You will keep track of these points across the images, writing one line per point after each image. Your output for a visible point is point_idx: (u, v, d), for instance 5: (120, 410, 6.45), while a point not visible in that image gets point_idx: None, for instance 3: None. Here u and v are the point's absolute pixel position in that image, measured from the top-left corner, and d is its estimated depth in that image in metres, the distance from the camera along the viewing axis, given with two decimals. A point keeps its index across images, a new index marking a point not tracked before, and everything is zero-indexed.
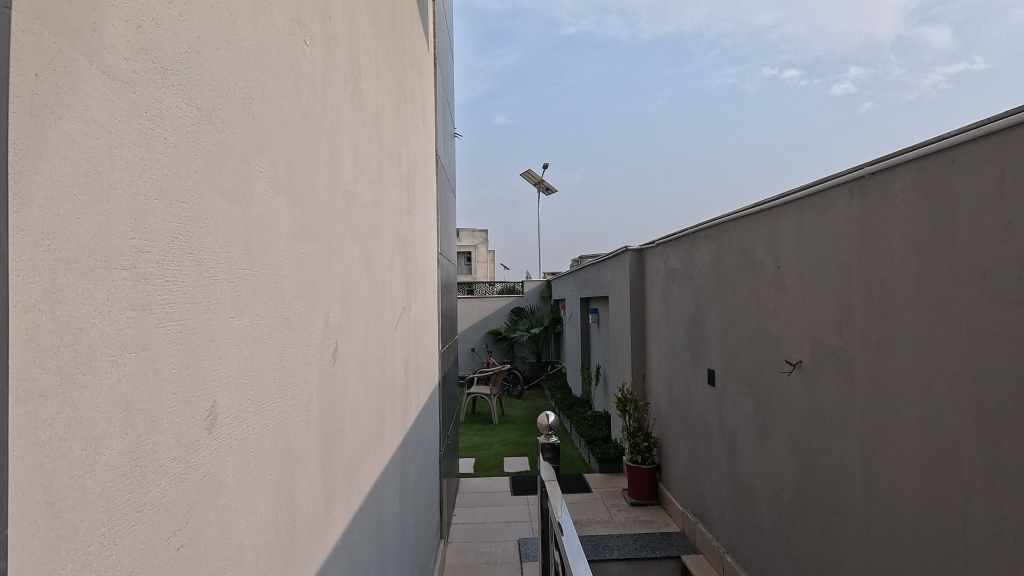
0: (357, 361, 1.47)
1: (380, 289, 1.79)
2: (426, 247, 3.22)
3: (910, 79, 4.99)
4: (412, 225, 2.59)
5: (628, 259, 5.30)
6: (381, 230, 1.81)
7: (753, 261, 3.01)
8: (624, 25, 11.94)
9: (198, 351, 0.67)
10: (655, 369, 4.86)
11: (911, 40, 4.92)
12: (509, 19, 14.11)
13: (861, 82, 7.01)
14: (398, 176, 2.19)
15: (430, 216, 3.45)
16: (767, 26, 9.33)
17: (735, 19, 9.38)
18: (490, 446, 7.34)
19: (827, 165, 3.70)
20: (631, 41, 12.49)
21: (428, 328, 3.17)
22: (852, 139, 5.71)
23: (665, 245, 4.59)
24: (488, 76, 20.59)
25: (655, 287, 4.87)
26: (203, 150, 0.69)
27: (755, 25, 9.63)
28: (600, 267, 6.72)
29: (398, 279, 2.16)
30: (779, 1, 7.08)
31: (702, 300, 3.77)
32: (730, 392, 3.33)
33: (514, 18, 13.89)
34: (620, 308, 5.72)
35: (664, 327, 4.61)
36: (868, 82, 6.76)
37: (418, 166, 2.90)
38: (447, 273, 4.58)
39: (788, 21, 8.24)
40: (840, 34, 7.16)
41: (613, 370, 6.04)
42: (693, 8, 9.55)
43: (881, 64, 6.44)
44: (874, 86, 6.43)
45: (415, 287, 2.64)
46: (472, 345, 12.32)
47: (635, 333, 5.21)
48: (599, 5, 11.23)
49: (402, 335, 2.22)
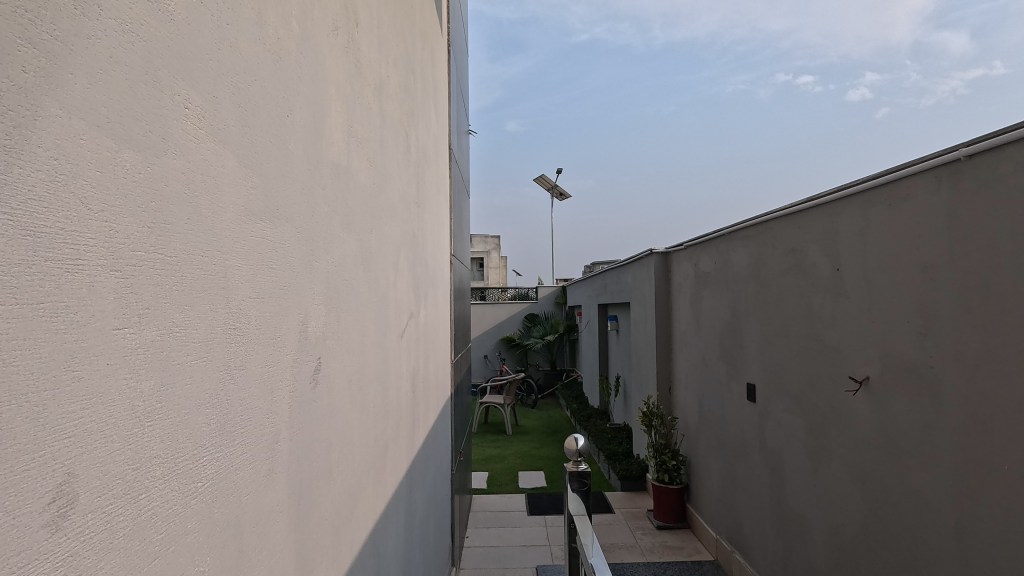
0: (350, 383, 1.18)
1: (382, 292, 1.50)
2: (439, 248, 2.96)
3: (929, 84, 4.82)
4: (422, 220, 2.31)
5: (653, 263, 5.00)
6: (384, 221, 1.52)
7: (802, 264, 2.69)
8: (637, 32, 11.80)
9: (20, 398, 0.37)
10: (683, 381, 4.53)
11: (931, 43, 4.70)
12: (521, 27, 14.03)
13: (879, 88, 6.78)
14: (406, 162, 1.91)
15: (443, 214, 3.17)
16: (780, 33, 9.17)
17: (747, 25, 9.22)
18: (504, 459, 7.01)
19: (862, 165, 3.44)
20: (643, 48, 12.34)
21: (440, 336, 2.90)
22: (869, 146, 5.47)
23: (695, 247, 4.27)
24: (500, 84, 20.53)
25: (682, 293, 4.55)
26: (47, 37, 0.40)
27: (769, 33, 9.42)
28: (621, 271, 6.41)
29: (405, 280, 1.87)
30: (791, 7, 6.95)
31: (739, 306, 3.44)
32: (774, 409, 2.99)
33: (525, 26, 13.81)
34: (642, 315, 5.40)
35: (694, 336, 4.29)
36: (886, 87, 6.52)
37: (431, 159, 2.63)
38: (460, 277, 4.29)
39: (801, 28, 8.08)
40: (855, 41, 7.00)
41: (635, 382, 5.71)
42: (706, 15, 9.41)
43: (896, 70, 6.26)
44: (892, 91, 6.20)
45: (425, 291, 2.35)
46: (484, 352, 12.05)
47: (660, 342, 4.88)
48: (611, 12, 11.10)
49: (409, 345, 1.92)
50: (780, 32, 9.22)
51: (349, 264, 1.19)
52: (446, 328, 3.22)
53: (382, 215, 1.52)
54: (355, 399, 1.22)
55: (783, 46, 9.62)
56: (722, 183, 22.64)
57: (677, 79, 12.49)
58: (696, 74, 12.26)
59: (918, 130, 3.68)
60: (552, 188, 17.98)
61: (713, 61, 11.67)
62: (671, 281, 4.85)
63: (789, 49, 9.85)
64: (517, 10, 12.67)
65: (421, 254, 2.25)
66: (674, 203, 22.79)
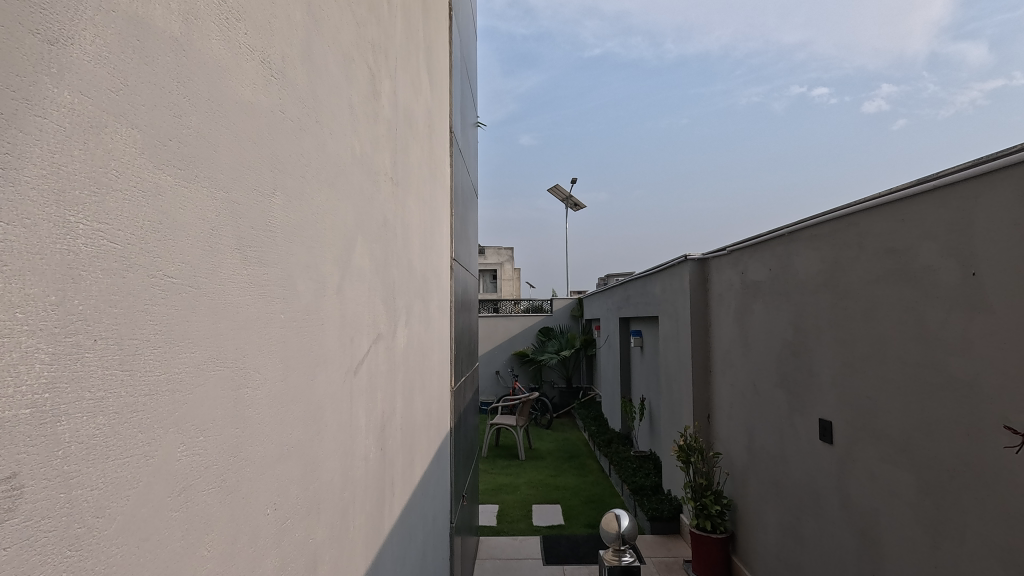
0: (200, 487, 0.58)
1: (312, 303, 0.91)
2: (435, 250, 2.39)
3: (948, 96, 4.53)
4: (406, 208, 1.74)
5: (687, 271, 4.37)
6: (316, 183, 0.93)
7: (909, 269, 2.04)
8: (649, 45, 11.50)
9: None
10: (725, 410, 3.88)
11: (950, 54, 4.37)
12: (534, 41, 13.78)
13: (895, 99, 6.43)
14: (375, 117, 1.34)
15: (441, 209, 2.60)
16: (794, 44, 8.87)
17: (762, 36, 8.89)
18: (517, 489, 6.34)
19: (918, 165, 2.95)
20: (656, 61, 12.01)
21: (434, 354, 2.33)
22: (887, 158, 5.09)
23: (740, 252, 3.64)
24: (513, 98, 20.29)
25: (724, 306, 3.90)
26: None
27: (782, 45, 9.14)
28: (646, 282, 5.78)
29: (369, 282, 1.27)
30: (808, 16, 6.65)
31: (806, 322, 2.79)
32: (864, 455, 2.32)
33: (538, 40, 13.58)
34: (673, 331, 4.75)
35: (739, 356, 3.64)
36: (901, 101, 6.17)
37: (423, 137, 2.09)
38: (465, 286, 3.69)
39: (816, 39, 7.77)
40: (871, 52, 6.71)
41: (665, 406, 5.04)
42: (722, 26, 9.09)
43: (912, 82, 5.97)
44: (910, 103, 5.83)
45: (409, 303, 1.77)
46: (496, 367, 11.42)
47: (697, 362, 4.23)
48: (625, 24, 10.81)
49: (374, 381, 1.32)
50: (794, 43, 8.94)
51: (203, 249, 0.59)
52: (443, 347, 2.63)
53: (313, 173, 0.92)
54: (223, 510, 0.62)
55: (797, 58, 9.29)
56: (737, 195, 22.10)
57: (692, 90, 12.11)
58: (709, 85, 11.90)
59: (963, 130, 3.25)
60: (567, 200, 17.50)
61: (728, 71, 11.31)
62: (709, 292, 4.21)
63: (802, 62, 9.54)
64: (528, 21, 12.37)
65: (403, 251, 1.68)
66: (689, 216, 22.24)
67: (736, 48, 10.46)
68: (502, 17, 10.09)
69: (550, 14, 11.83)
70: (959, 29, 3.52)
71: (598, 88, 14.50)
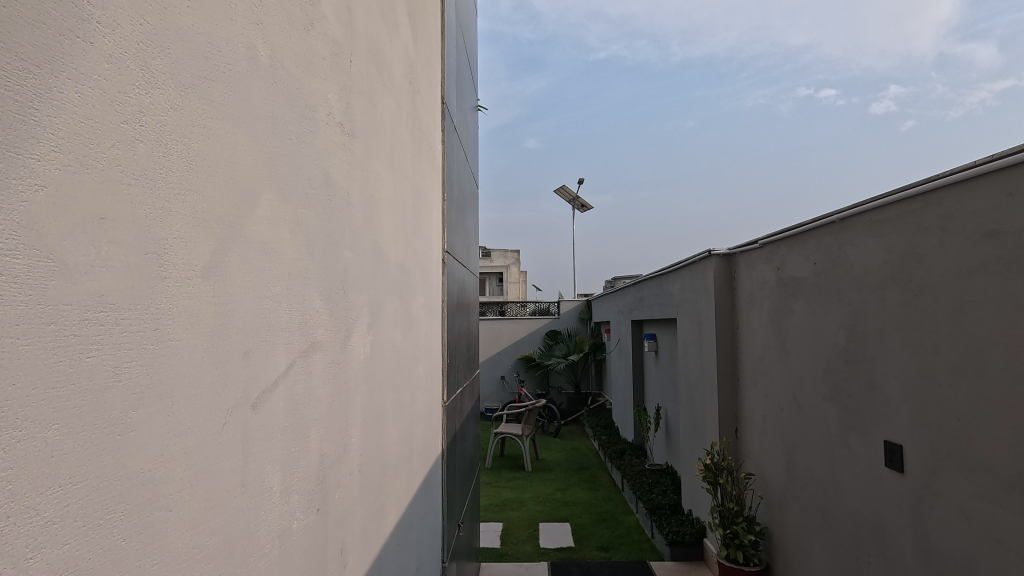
0: None
1: (119, 293, 0.48)
2: (420, 238, 1.97)
3: (970, 93, 4.25)
4: (374, 174, 1.33)
5: (711, 269, 3.94)
6: (143, 72, 0.51)
7: (1019, 255, 1.60)
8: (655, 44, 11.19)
9: None
10: (758, 424, 3.43)
11: (970, 47, 4.11)
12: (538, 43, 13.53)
13: (905, 102, 6.17)
14: (310, 27, 0.92)
15: (428, 190, 2.18)
16: (802, 43, 8.58)
17: (769, 37, 8.59)
18: (523, 504, 5.91)
19: (969, 150, 2.58)
20: (660, 63, 11.73)
21: (419, 365, 1.91)
22: (906, 154, 4.78)
23: (775, 245, 3.20)
24: (518, 102, 20.00)
25: (757, 307, 3.46)
26: None
27: (789, 44, 8.86)
28: (662, 282, 5.34)
29: (291, 270, 0.84)
30: (819, 11, 6.35)
31: (864, 325, 2.35)
32: (951, 489, 1.87)
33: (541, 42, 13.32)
34: (694, 335, 4.31)
35: (775, 364, 3.20)
36: (912, 101, 5.93)
37: (404, 96, 1.69)
38: (463, 283, 3.27)
39: (824, 38, 7.51)
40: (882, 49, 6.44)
41: (685, 417, 4.59)
42: (728, 25, 8.78)
43: (923, 82, 5.71)
44: (920, 103, 5.59)
45: (378, 300, 1.35)
46: (502, 372, 10.98)
47: (723, 370, 3.79)
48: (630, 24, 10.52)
49: (302, 414, 0.88)
50: (801, 43, 8.70)
51: None
52: (433, 354, 2.21)
53: (134, 51, 0.50)
54: None
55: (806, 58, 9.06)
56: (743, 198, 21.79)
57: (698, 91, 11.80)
58: (717, 84, 11.62)
59: (998, 119, 2.95)
60: (573, 201, 17.08)
61: (733, 73, 11.09)
62: (737, 290, 3.76)
63: (809, 63, 9.33)
64: (534, 25, 12.19)
65: (367, 231, 1.26)
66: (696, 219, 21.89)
67: (743, 49, 10.17)
68: (506, 20, 9.92)
69: (553, 16, 11.64)
70: (983, 14, 3.26)
71: (603, 90, 14.19)
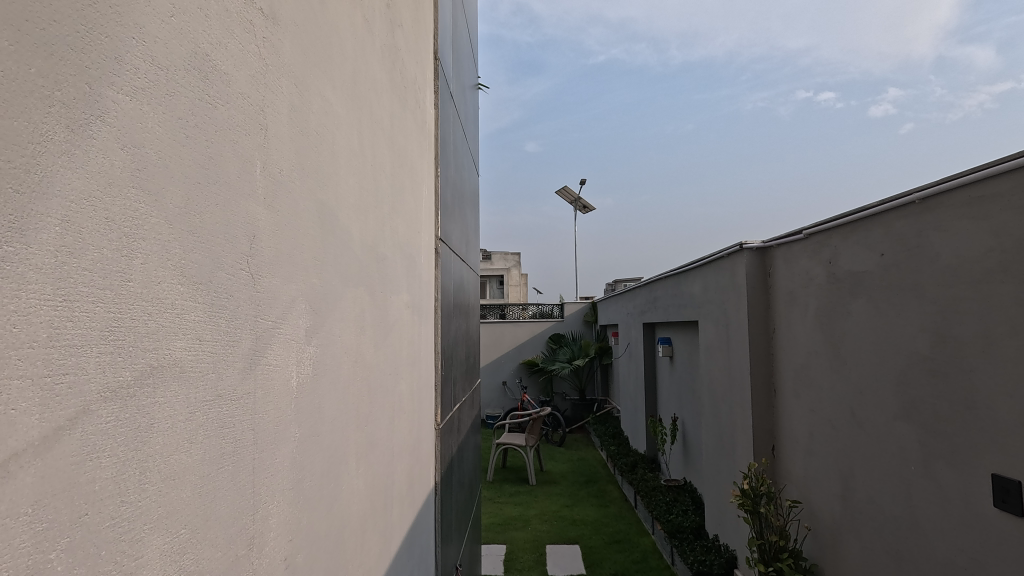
0: None
1: None
2: (404, 213, 1.52)
3: (971, 94, 4.03)
4: (321, 100, 0.87)
5: (741, 266, 3.49)
6: None
7: None
8: (652, 49, 10.99)
9: None
10: (801, 443, 2.97)
11: (968, 53, 3.89)
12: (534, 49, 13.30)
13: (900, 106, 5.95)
14: None
15: (417, 160, 1.73)
16: (799, 49, 8.41)
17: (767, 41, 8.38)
18: (528, 523, 5.43)
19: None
20: (659, 67, 11.49)
21: (403, 381, 1.45)
22: (908, 160, 4.53)
23: (824, 235, 2.75)
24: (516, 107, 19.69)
25: (799, 307, 3.00)
26: None
27: (787, 49, 8.66)
28: (679, 281, 4.88)
29: (65, 201, 0.38)
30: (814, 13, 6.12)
31: (958, 329, 1.89)
32: None
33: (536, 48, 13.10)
34: (721, 340, 3.84)
35: (825, 372, 2.74)
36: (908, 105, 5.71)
37: (378, 21, 1.25)
38: (462, 280, 2.82)
39: (822, 42, 7.30)
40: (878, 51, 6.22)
41: (711, 431, 4.12)
42: (725, 28, 8.57)
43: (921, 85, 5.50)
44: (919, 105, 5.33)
45: (327, 291, 0.89)
46: (503, 377, 10.53)
47: (758, 379, 3.34)
48: (628, 29, 10.31)
49: (114, 512, 0.42)
50: (800, 46, 8.41)
51: None
52: (422, 364, 1.76)
53: None
54: None
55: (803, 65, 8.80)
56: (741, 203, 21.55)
57: (694, 96, 11.60)
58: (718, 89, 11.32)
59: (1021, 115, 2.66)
60: (575, 202, 16.68)
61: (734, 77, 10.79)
62: (773, 289, 3.31)
63: (808, 67, 9.09)
64: (533, 29, 11.95)
65: (305, 182, 0.81)
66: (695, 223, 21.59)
67: (741, 53, 9.95)
68: (506, 24, 9.62)
69: (553, 23, 11.40)
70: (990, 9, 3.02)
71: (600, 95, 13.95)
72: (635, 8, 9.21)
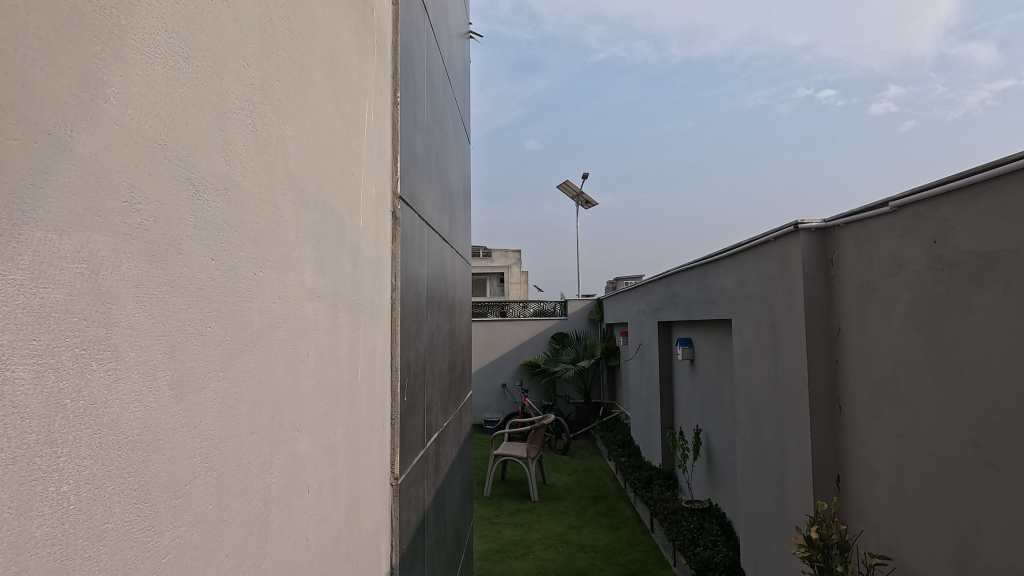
0: None
1: None
2: (309, 127, 0.84)
3: (962, 100, 3.55)
4: None
5: (793, 252, 2.81)
6: None
7: None
8: (654, 47, 10.42)
9: None
10: (885, 479, 2.29)
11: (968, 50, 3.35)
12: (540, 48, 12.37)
13: (901, 104, 5.39)
14: None
15: (349, 55, 1.05)
16: (799, 47, 7.86)
17: (766, 39, 7.84)
18: (529, 549, 4.76)
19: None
20: (661, 65, 10.90)
21: (297, 430, 0.78)
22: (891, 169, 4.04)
23: (921, 207, 2.07)
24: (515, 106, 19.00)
25: (880, 303, 2.32)
26: None
27: (787, 48, 8.11)
28: (705, 274, 4.19)
29: None
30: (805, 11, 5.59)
31: None
32: None
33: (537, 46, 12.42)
34: (766, 343, 3.16)
35: (926, 389, 2.06)
36: (908, 104, 5.15)
37: None
38: (443, 266, 2.13)
39: (821, 40, 6.76)
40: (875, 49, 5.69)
41: (750, 450, 3.43)
42: (725, 27, 8.07)
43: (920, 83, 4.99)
44: (918, 106, 4.77)
45: None
46: (502, 379, 9.86)
47: (819, 392, 2.67)
48: (628, 28, 9.73)
49: None
50: (800, 44, 7.77)
51: None
52: (360, 389, 1.08)
53: None
54: None
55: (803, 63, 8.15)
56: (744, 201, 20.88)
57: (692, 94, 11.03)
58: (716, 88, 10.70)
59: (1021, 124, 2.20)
60: (577, 198, 16.06)
61: (732, 76, 10.17)
62: (839, 281, 2.63)
63: (807, 66, 8.30)
64: (531, 27, 11.28)
65: None
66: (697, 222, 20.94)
67: (742, 50, 9.37)
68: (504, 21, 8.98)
69: (552, 20, 10.77)
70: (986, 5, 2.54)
71: None
72: (635, 5, 8.65)
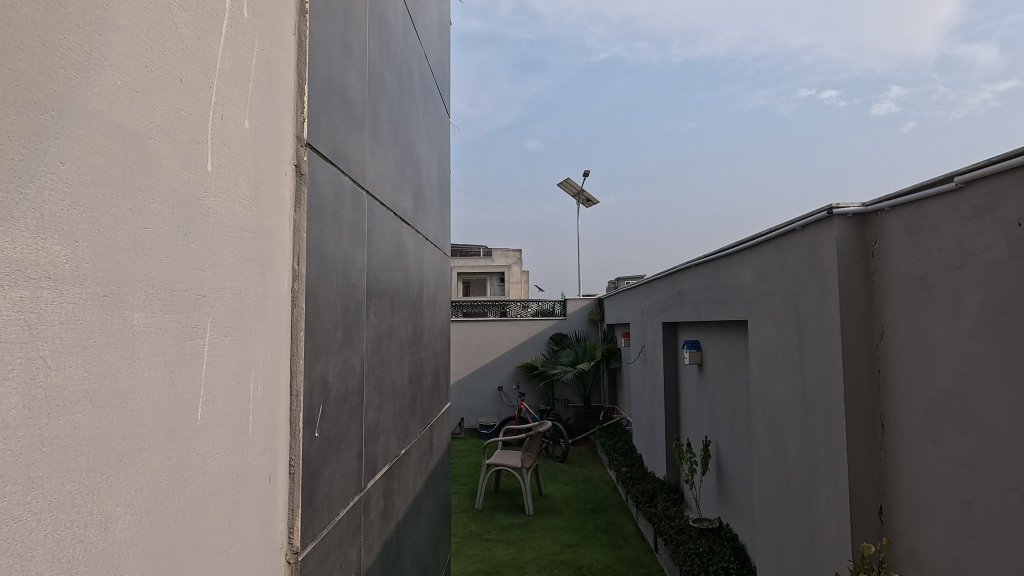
0: None
1: None
2: None
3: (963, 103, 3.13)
4: None
5: (826, 242, 2.39)
6: None
7: None
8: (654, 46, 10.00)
9: None
10: (948, 516, 1.87)
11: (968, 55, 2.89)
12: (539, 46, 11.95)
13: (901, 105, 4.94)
14: None
15: None
16: (801, 47, 7.45)
17: (769, 40, 7.43)
18: (521, 571, 4.35)
19: None
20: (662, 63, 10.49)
21: None
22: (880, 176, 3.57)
23: (997, 180, 1.66)
24: None
25: (939, 301, 1.91)
26: None
27: (788, 48, 7.71)
28: (717, 269, 3.77)
29: None
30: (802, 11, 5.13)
31: None
32: None
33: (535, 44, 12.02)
34: (791, 348, 2.75)
35: (1004, 408, 1.65)
36: (911, 104, 4.65)
37: None
38: (401, 254, 1.71)
39: (822, 40, 6.37)
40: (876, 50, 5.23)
41: (770, 469, 3.01)
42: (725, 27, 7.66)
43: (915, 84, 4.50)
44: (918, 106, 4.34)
45: None
46: (499, 382, 9.44)
47: (858, 408, 2.25)
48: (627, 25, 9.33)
49: None
50: (800, 45, 7.35)
51: None
52: (178, 432, 0.68)
53: None
54: None
55: (803, 64, 7.83)
56: None
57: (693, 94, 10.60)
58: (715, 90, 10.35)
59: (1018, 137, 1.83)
60: (578, 197, 15.63)
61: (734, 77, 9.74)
62: (882, 276, 2.21)
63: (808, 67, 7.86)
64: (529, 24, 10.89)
65: None
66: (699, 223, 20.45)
67: (743, 51, 8.95)
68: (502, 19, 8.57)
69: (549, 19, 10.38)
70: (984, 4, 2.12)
71: None
72: None
